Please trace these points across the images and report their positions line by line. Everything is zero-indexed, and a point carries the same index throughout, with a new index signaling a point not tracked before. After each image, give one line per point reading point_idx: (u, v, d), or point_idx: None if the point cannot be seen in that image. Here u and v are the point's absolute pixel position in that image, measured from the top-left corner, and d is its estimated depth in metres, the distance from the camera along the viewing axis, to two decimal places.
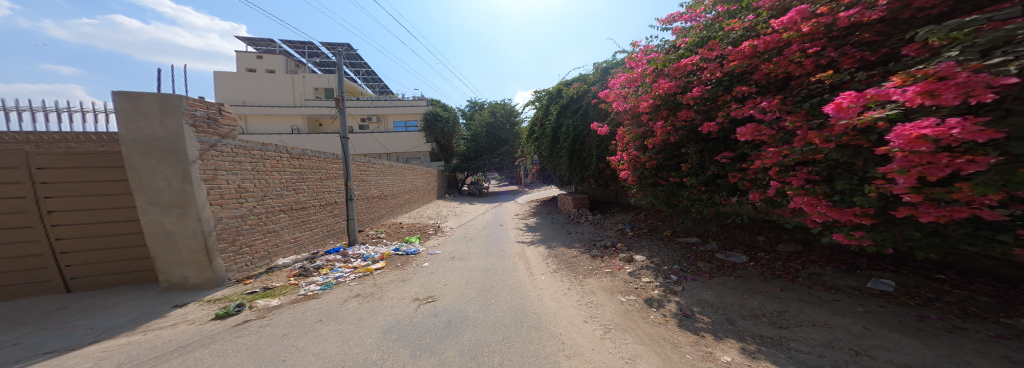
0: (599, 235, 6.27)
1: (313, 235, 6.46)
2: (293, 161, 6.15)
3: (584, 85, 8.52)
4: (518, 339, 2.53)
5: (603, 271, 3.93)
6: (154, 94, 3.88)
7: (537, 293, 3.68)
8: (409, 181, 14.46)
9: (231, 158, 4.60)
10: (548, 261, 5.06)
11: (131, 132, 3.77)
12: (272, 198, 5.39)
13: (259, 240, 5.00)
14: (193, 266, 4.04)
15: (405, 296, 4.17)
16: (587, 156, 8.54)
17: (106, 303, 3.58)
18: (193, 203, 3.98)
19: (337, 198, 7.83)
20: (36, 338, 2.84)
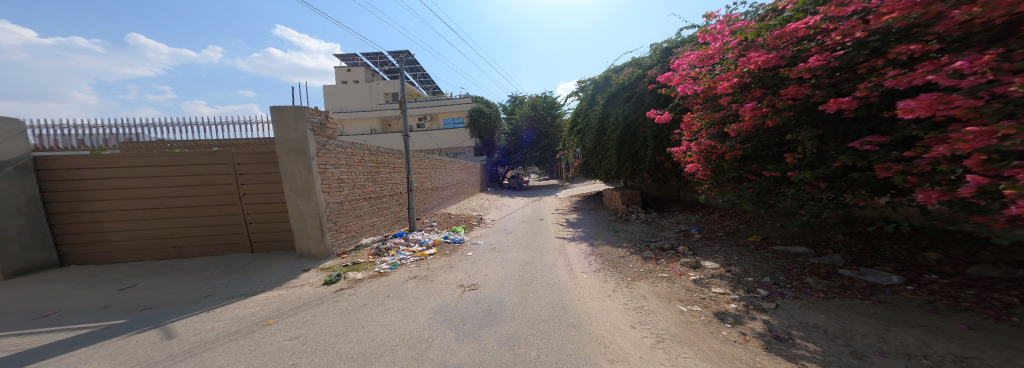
0: (654, 235, 5.76)
1: (386, 219, 7.62)
2: (371, 157, 7.34)
3: (638, 70, 7.88)
4: (554, 336, 2.47)
5: (657, 275, 3.58)
6: (290, 109, 5.20)
7: (576, 290, 3.60)
8: (458, 175, 15.37)
9: (334, 156, 5.91)
10: (593, 259, 4.84)
11: (280, 137, 5.18)
12: (359, 188, 6.61)
13: (350, 222, 6.22)
14: (314, 239, 5.40)
15: (450, 282, 4.42)
16: (640, 148, 7.85)
17: (269, 262, 5.06)
18: (314, 191, 5.27)
19: (399, 189, 8.69)
20: (236, 284, 4.24)
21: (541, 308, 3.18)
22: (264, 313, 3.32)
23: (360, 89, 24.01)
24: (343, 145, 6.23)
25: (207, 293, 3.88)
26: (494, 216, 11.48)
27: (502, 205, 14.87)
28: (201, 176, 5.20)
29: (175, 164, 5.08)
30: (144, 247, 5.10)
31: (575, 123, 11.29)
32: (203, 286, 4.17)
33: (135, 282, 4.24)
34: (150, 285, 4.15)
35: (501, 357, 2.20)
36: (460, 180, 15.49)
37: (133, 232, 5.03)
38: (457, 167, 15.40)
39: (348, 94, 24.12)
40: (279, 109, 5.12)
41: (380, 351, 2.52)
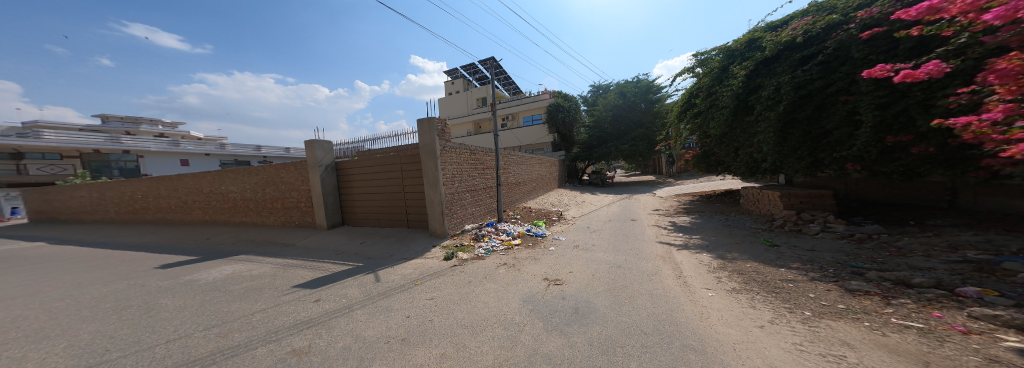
0: (876, 261, 3.89)
1: (480, 209, 8.72)
2: (471, 155, 8.52)
3: (833, 16, 5.69)
4: (664, 353, 2.10)
5: (871, 319, 2.33)
6: (425, 121, 6.93)
7: (703, 313, 2.83)
8: (537, 170, 15.54)
9: (451, 158, 7.48)
10: (726, 275, 3.82)
11: (423, 143, 7.02)
12: (464, 183, 7.98)
13: (458, 211, 7.61)
14: (439, 221, 7.00)
15: (537, 274, 4.48)
16: (834, 126, 5.54)
17: (413, 236, 7.17)
18: (438, 184, 6.93)
19: (489, 183, 9.47)
20: (401, 249, 6.35)
21: (644, 320, 2.74)
22: (413, 276, 4.69)
23: (460, 98, 27.68)
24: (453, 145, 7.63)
25: (391, 254, 6.11)
26: (575, 213, 10.98)
27: (585, 202, 14.04)
28: (386, 173, 7.86)
29: (377, 166, 7.91)
30: (366, 219, 8.25)
31: (690, 99, 9.27)
32: (389, 248, 6.45)
33: (364, 239, 7.17)
34: (369, 243, 6.87)
35: (599, 361, 2.01)
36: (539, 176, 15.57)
37: (363, 208, 8.26)
38: (536, 163, 15.51)
39: (454, 104, 27.86)
40: (421, 119, 6.95)
41: (481, 325, 2.85)
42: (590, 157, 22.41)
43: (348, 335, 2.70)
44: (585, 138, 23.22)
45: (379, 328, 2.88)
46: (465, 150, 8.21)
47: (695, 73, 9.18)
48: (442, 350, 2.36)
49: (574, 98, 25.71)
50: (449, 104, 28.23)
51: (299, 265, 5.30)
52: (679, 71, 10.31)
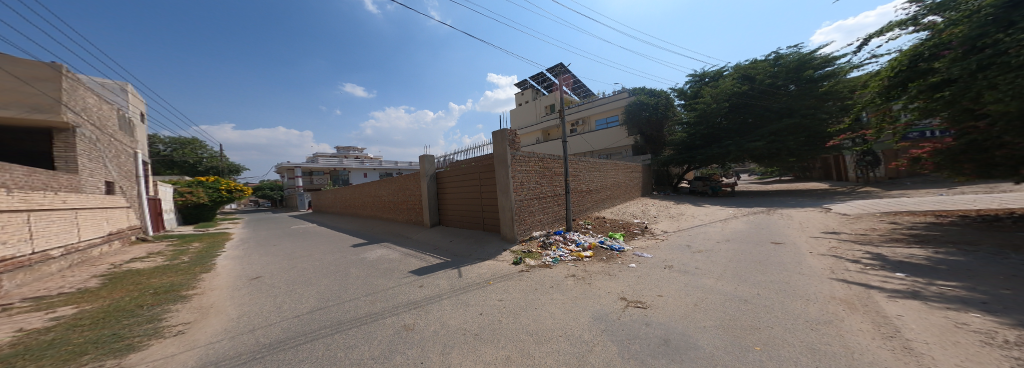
0: None
1: (549, 217, 8.53)
2: (541, 163, 8.45)
3: None
4: None
5: None
6: (497, 132, 7.34)
7: (898, 355, 1.76)
8: (613, 177, 14.10)
9: (521, 167, 7.64)
10: (1000, 325, 2.19)
11: (497, 152, 7.47)
12: (534, 190, 8.00)
13: (527, 217, 7.69)
14: (509, 227, 7.27)
15: (614, 291, 3.97)
16: None
17: (488, 239, 7.79)
18: (508, 191, 7.22)
19: (559, 190, 9.16)
20: (479, 251, 7.11)
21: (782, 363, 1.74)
22: (485, 277, 5.09)
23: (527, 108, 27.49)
24: (523, 154, 7.75)
25: (469, 253, 7.14)
26: (664, 227, 9.39)
27: (687, 215, 11.71)
28: (469, 181, 9.11)
29: (465, 175, 9.14)
30: (454, 219, 9.89)
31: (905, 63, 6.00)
32: (468, 248, 7.54)
33: (455, 239, 8.56)
34: (455, 240, 8.44)
35: None
36: (616, 183, 14.17)
37: (456, 212, 9.75)
38: (614, 168, 14.18)
39: (522, 113, 27.98)
40: (495, 132, 7.39)
41: (546, 336, 2.67)
42: (692, 161, 18.77)
43: (434, 327, 3.25)
44: (686, 138, 19.64)
45: (456, 320, 3.35)
46: (535, 158, 8.20)
47: (923, 25, 6.05)
48: (508, 353, 2.40)
49: (660, 91, 22.33)
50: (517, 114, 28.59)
51: (417, 255, 7.56)
52: (882, 27, 7.11)
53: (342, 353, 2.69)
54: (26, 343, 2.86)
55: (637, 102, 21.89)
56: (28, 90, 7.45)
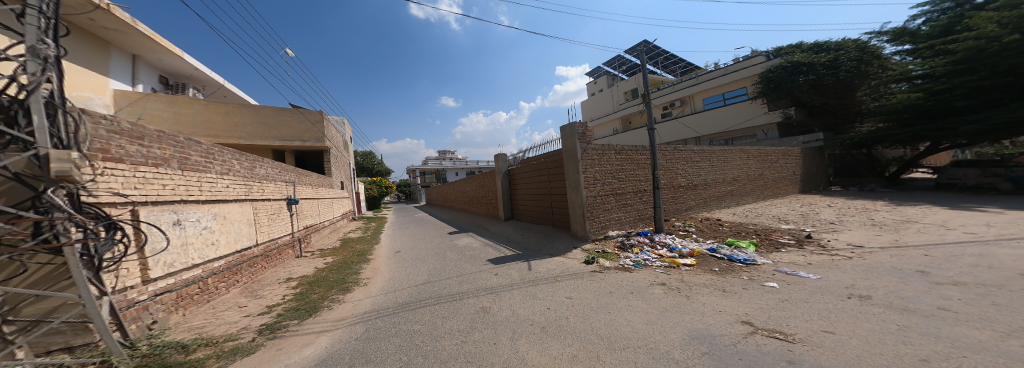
0: None
1: (629, 217, 7.83)
2: (617, 155, 7.84)
3: None
4: None
5: None
6: (566, 126, 7.33)
7: None
8: (733, 168, 11.32)
9: (591, 160, 7.27)
10: None
11: (566, 147, 7.42)
12: (608, 185, 7.52)
13: (602, 214, 7.33)
14: (580, 223, 7.16)
15: (737, 313, 3.21)
16: None
17: (557, 235, 7.84)
18: (579, 186, 7.06)
19: (641, 186, 8.28)
20: (548, 247, 7.28)
21: None
22: (555, 273, 5.32)
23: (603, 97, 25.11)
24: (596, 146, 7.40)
25: (539, 248, 7.43)
26: (847, 239, 6.27)
27: (941, 224, 6.83)
28: (539, 177, 9.35)
29: (535, 170, 9.43)
30: (525, 214, 10.47)
31: None
32: (538, 242, 7.85)
33: (525, 234, 8.99)
34: (526, 235, 8.92)
35: None
36: (739, 176, 11.29)
37: (527, 207, 10.17)
38: (731, 158, 11.39)
39: (598, 103, 25.58)
40: (564, 126, 7.46)
41: (622, 344, 2.61)
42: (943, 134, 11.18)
43: (507, 312, 3.79)
44: (927, 105, 11.36)
45: (529, 311, 3.75)
46: (609, 150, 7.68)
47: None
48: (574, 352, 2.52)
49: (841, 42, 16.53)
50: (591, 104, 26.40)
51: (492, 246, 8.37)
52: None
53: (439, 324, 3.54)
54: (317, 275, 6.17)
55: (783, 65, 17.33)
56: (312, 128, 12.85)
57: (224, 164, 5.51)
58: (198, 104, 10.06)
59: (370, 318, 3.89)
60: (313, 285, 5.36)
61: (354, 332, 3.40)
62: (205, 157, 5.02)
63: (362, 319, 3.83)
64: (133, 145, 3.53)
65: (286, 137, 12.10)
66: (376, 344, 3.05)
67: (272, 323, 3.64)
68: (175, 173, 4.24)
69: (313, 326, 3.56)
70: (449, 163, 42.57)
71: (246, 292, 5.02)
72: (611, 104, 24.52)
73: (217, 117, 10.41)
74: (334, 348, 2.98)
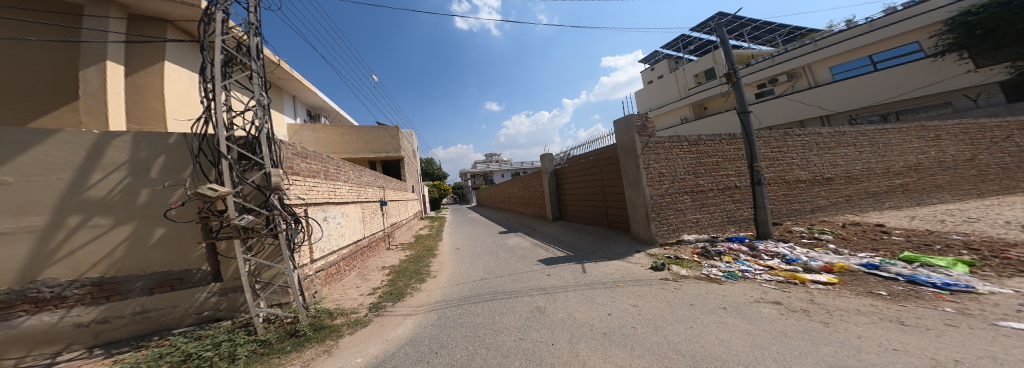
0: None
1: (716, 219, 5.48)
2: (689, 147, 5.35)
3: None
4: None
5: None
6: (622, 119, 5.35)
7: None
8: (885, 156, 8.19)
9: (658, 153, 4.89)
10: None
11: (623, 141, 5.16)
12: (679, 181, 5.18)
13: (672, 217, 5.23)
14: (642, 227, 5.20)
15: (936, 358, 1.67)
16: None
17: (615, 236, 6.42)
18: (640, 185, 4.80)
19: (735, 182, 5.72)
20: (602, 248, 6.07)
21: None
22: (616, 276, 4.43)
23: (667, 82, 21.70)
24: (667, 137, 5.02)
25: (594, 250, 6.25)
26: None
27: None
28: (590, 176, 8.16)
29: (587, 168, 8.35)
30: (575, 214, 9.49)
31: None
32: (592, 245, 6.66)
33: (574, 234, 8.34)
34: (579, 236, 7.93)
35: None
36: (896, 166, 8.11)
37: (578, 207, 9.24)
38: (883, 141, 8.27)
39: (659, 90, 22.25)
40: (619, 119, 5.48)
41: (707, 362, 1.99)
42: None
43: (564, 313, 3.75)
44: None
45: (586, 313, 3.64)
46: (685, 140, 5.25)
47: None
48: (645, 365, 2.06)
49: None
50: (649, 93, 23.11)
51: (542, 246, 8.19)
52: None
53: (497, 319, 3.82)
54: (398, 266, 7.24)
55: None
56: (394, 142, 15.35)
57: (344, 174, 7.19)
58: (325, 129, 13.42)
59: (442, 307, 4.46)
60: (399, 274, 6.43)
61: (431, 318, 3.97)
62: (333, 168, 6.52)
63: (436, 307, 4.43)
64: (303, 161, 5.05)
65: (376, 150, 14.74)
66: (447, 331, 3.51)
67: (377, 303, 4.58)
68: (322, 181, 5.79)
69: (402, 309, 4.31)
70: (502, 165, 43.67)
71: (359, 276, 6.37)
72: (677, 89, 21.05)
73: (335, 139, 13.65)
74: (417, 330, 3.56)
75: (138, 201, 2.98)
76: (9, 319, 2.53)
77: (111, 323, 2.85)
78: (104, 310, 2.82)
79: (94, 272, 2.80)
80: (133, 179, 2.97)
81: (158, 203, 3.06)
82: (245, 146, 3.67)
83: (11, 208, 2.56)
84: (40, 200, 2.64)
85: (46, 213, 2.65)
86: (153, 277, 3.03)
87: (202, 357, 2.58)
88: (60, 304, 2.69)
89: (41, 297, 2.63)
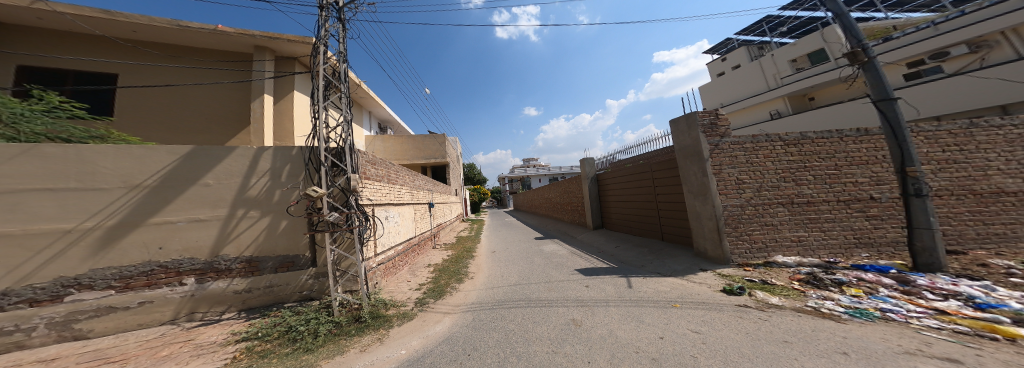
0: None
1: (832, 240, 3.67)
2: (790, 148, 3.90)
3: None
4: None
5: None
6: (682, 117, 4.39)
7: None
8: None
9: (730, 153, 3.98)
10: None
11: (679, 143, 4.49)
12: (769, 190, 3.87)
13: (759, 231, 3.83)
14: (711, 240, 4.02)
15: None
16: None
17: (672, 252, 5.44)
18: (709, 192, 3.97)
19: (868, 193, 3.74)
20: (652, 263, 5.24)
21: None
22: (671, 297, 3.51)
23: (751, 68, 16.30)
24: (745, 138, 4.00)
25: (643, 264, 5.41)
26: None
27: None
28: (640, 183, 7.34)
29: (636, 173, 7.47)
30: (620, 222, 8.64)
31: None
32: (640, 258, 5.82)
33: (618, 244, 7.53)
34: (623, 247, 7.05)
35: None
36: None
37: (624, 215, 8.38)
38: None
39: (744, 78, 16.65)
40: (675, 118, 4.60)
41: None
42: None
43: (604, 330, 2.92)
44: None
45: (631, 333, 2.77)
46: (773, 138, 3.96)
47: None
48: None
49: None
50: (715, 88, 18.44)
51: (581, 255, 7.40)
52: None
53: (529, 327, 3.20)
54: (441, 265, 7.27)
55: None
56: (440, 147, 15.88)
57: (403, 177, 7.63)
58: (391, 139, 14.55)
59: (475, 309, 4.01)
60: (442, 272, 6.41)
61: (469, 318, 3.62)
62: (395, 173, 6.85)
63: (473, 307, 4.06)
64: (374, 167, 5.37)
65: (427, 156, 15.45)
66: (480, 333, 3.09)
67: (420, 298, 4.50)
68: (386, 185, 6.04)
69: (441, 307, 4.07)
70: (541, 170, 42.80)
71: (410, 271, 6.57)
72: (758, 79, 16.46)
73: (397, 147, 14.84)
74: (455, 329, 3.24)
75: (273, 199, 3.64)
76: (203, 282, 3.40)
77: (254, 292, 3.55)
78: (251, 281, 3.53)
79: (248, 252, 3.55)
80: (273, 183, 3.64)
81: (285, 200, 3.68)
82: (335, 154, 3.91)
83: (210, 202, 3.44)
84: (222, 196, 3.47)
85: (222, 207, 3.47)
86: (278, 258, 3.66)
87: (300, 330, 3.01)
88: (226, 275, 3.47)
89: (220, 268, 3.45)
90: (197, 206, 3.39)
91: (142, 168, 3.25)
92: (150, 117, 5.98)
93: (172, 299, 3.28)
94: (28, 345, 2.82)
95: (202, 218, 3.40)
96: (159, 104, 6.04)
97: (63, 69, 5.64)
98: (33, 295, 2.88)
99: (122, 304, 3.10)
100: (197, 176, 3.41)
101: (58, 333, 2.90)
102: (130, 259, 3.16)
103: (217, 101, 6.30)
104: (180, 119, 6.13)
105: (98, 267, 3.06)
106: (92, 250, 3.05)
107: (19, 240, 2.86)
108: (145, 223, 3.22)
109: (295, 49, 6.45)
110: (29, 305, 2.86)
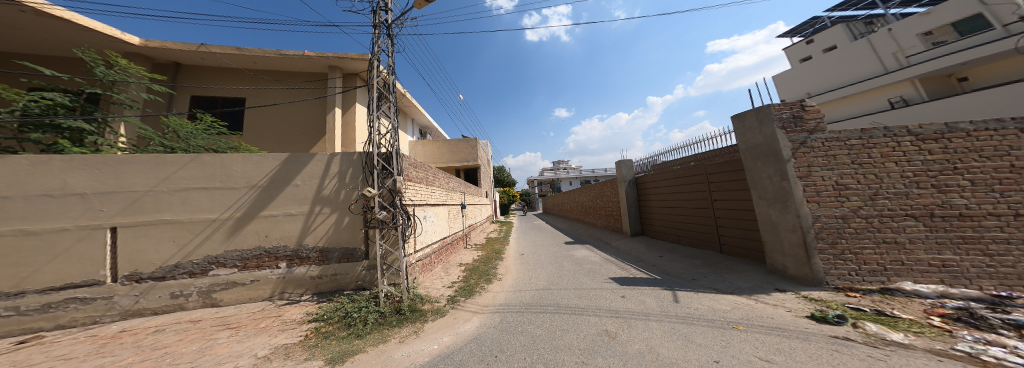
0: None
1: (993, 268, 2.81)
2: (925, 145, 3.09)
3: None
4: None
5: None
6: (751, 110, 3.82)
7: None
8: None
9: (825, 152, 3.36)
10: None
11: (745, 142, 3.93)
12: (888, 198, 3.15)
13: (871, 250, 3.14)
14: (792, 257, 3.43)
15: None
16: None
17: (736, 267, 4.76)
18: (789, 199, 3.39)
19: None
20: (706, 278, 4.62)
21: None
22: (735, 317, 2.97)
23: (860, 47, 12.86)
24: (846, 133, 3.34)
25: (694, 277, 4.80)
26: None
27: None
28: (691, 187, 6.64)
29: (685, 176, 6.79)
30: (665, 231, 7.87)
31: None
32: (691, 271, 5.17)
33: (662, 253, 6.84)
34: (668, 258, 6.35)
35: None
36: None
37: (669, 223, 7.67)
38: None
39: (840, 61, 13.52)
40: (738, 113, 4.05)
41: None
42: None
43: (642, 345, 2.51)
44: None
45: (677, 352, 2.32)
46: (897, 132, 3.17)
47: None
48: None
49: None
50: (795, 76, 15.26)
51: (616, 262, 6.89)
52: None
53: (557, 335, 2.88)
54: (472, 265, 7.23)
55: None
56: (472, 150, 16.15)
57: (439, 178, 7.80)
58: (429, 143, 15.29)
59: (504, 310, 3.81)
60: (473, 272, 6.34)
61: (497, 320, 3.43)
62: (432, 175, 7.01)
63: (500, 309, 3.84)
64: (414, 170, 5.48)
65: (461, 160, 15.79)
66: (507, 336, 2.88)
67: (451, 296, 4.44)
68: (424, 186, 6.18)
69: (470, 306, 3.94)
70: (571, 172, 41.62)
71: (444, 269, 6.64)
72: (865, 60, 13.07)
73: (435, 151, 15.42)
74: (485, 329, 3.07)
75: (340, 198, 3.84)
76: (291, 267, 3.71)
77: (324, 278, 3.76)
78: (322, 269, 3.75)
79: (321, 242, 3.77)
80: (341, 183, 3.84)
81: (347, 199, 3.85)
82: (384, 158, 4.00)
83: (299, 199, 3.74)
84: (306, 195, 3.76)
85: (306, 203, 3.75)
86: (341, 250, 3.82)
87: (353, 317, 3.11)
88: (306, 261, 3.75)
89: (302, 256, 3.73)
90: (291, 202, 3.72)
91: (258, 171, 3.66)
92: (263, 131, 6.79)
93: (272, 279, 3.65)
94: (187, 307, 3.44)
95: (294, 213, 3.72)
96: (270, 120, 6.82)
97: (215, 96, 6.68)
98: (191, 268, 3.46)
99: (241, 280, 3.57)
100: (291, 177, 3.74)
101: (203, 299, 3.47)
102: (248, 244, 3.60)
103: (309, 115, 6.90)
104: (285, 132, 6.87)
105: (230, 249, 3.55)
106: (226, 235, 3.55)
107: (186, 226, 3.47)
108: (257, 216, 3.62)
109: (358, 66, 6.90)
110: (189, 276, 3.46)
